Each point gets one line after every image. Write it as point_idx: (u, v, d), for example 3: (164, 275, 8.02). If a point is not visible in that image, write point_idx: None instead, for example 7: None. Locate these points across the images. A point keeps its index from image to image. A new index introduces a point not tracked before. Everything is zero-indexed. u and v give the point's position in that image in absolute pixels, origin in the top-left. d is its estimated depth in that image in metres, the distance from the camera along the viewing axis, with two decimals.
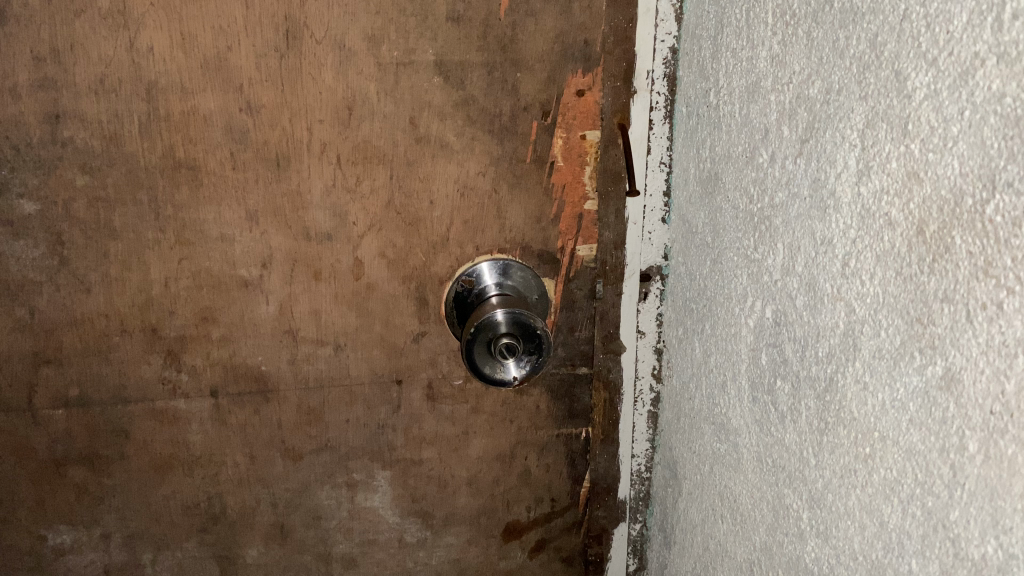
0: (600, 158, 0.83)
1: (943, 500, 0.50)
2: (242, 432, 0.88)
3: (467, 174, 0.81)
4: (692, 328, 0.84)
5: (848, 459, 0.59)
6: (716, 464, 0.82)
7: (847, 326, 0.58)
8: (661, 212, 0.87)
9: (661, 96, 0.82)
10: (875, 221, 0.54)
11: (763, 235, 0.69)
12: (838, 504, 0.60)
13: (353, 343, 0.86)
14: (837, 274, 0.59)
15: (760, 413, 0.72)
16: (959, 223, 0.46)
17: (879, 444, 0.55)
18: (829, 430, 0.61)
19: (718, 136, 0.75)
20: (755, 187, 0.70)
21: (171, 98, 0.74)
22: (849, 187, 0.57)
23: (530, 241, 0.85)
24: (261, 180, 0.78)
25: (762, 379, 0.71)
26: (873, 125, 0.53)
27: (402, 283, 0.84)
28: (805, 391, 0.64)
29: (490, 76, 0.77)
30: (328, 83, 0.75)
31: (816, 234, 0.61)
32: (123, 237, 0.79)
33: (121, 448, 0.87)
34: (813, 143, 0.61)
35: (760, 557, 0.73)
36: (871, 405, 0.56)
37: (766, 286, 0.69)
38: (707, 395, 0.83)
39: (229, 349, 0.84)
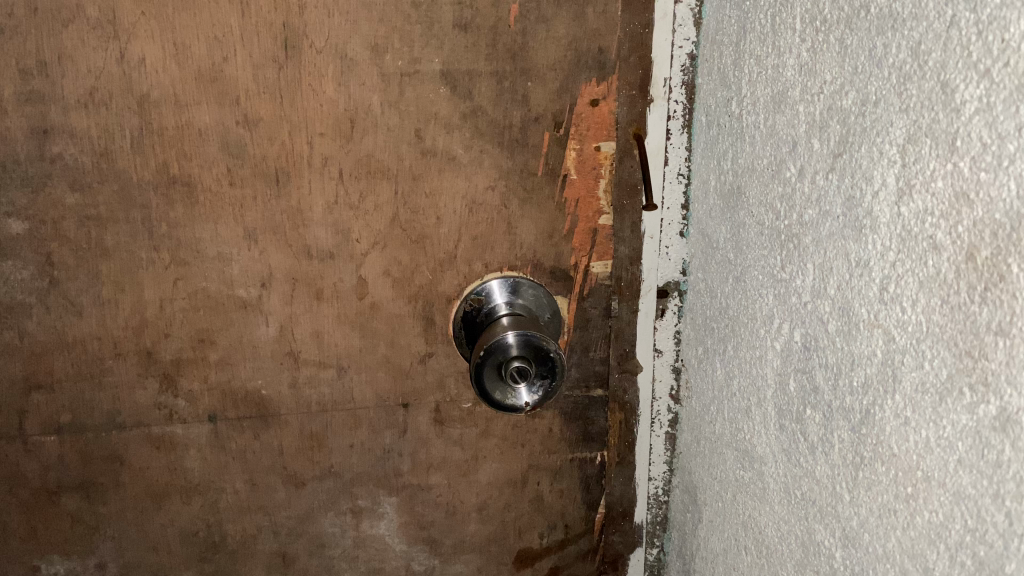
0: (614, 171, 0.78)
1: (998, 550, 0.45)
2: (241, 458, 0.84)
3: (475, 189, 0.77)
4: (713, 349, 0.80)
5: (886, 498, 0.55)
6: (739, 493, 0.78)
7: (886, 355, 0.54)
8: (680, 225, 0.83)
9: (679, 104, 0.78)
10: (918, 243, 0.50)
11: (791, 253, 0.65)
12: (876, 546, 0.56)
13: (357, 366, 0.82)
14: (874, 299, 0.55)
15: (787, 442, 0.68)
16: (1016, 250, 0.42)
17: (923, 485, 0.51)
18: (865, 465, 0.57)
19: (741, 147, 0.71)
20: (782, 203, 0.66)
21: (164, 112, 0.70)
22: (887, 207, 0.52)
23: (542, 258, 0.81)
24: (260, 197, 0.74)
25: (790, 406, 0.67)
26: (916, 140, 0.49)
27: (408, 302, 0.80)
28: (838, 421, 0.60)
29: (499, 86, 0.73)
30: (329, 95, 0.71)
31: (850, 255, 0.57)
32: (115, 257, 0.75)
33: (116, 476, 0.84)
34: (847, 157, 0.56)
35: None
36: (913, 442, 0.52)
37: (794, 308, 0.65)
38: (729, 419, 0.79)
39: (228, 373, 0.81)
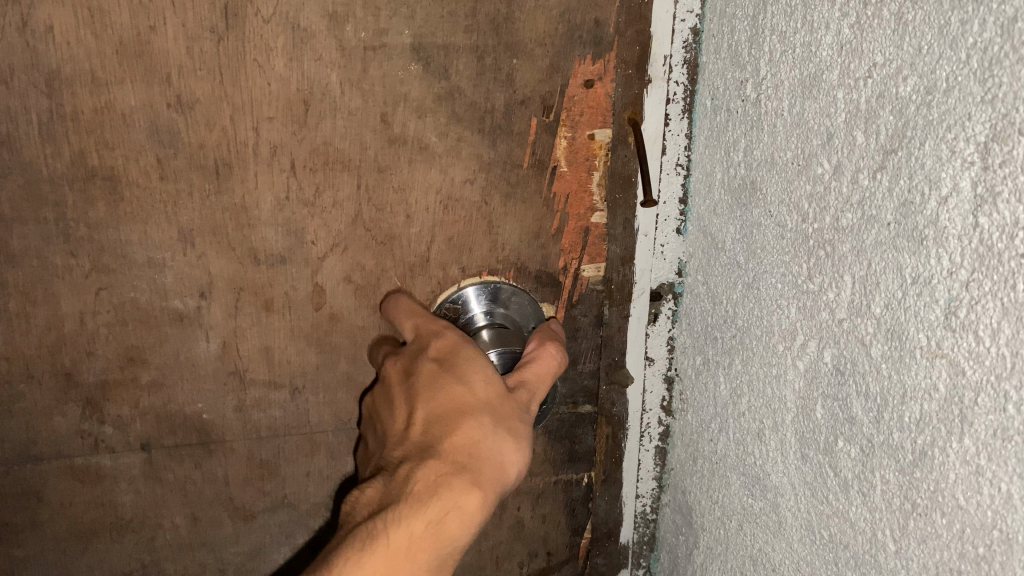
0: (610, 162, 0.68)
1: None
2: (180, 490, 0.73)
3: (451, 183, 0.66)
4: (715, 361, 0.68)
5: (948, 558, 0.42)
6: (744, 540, 0.64)
7: (951, 391, 0.41)
8: (677, 222, 0.71)
9: (679, 86, 0.67)
10: (1003, 264, 0.37)
11: (823, 262, 0.51)
12: None
13: (313, 385, 0.72)
14: (936, 325, 0.42)
15: (809, 483, 0.55)
16: None
17: (1000, 548, 0.39)
18: (919, 516, 0.44)
19: (758, 138, 0.58)
20: (810, 203, 0.52)
21: (78, 91, 0.58)
22: (962, 218, 0.39)
23: (526, 261, 0.70)
24: (197, 193, 0.63)
25: (815, 435, 0.54)
26: (1007, 137, 0.36)
27: (373, 312, 0.70)
28: (880, 457, 0.47)
29: (481, 63, 0.63)
30: (279, 71, 0.60)
31: (904, 269, 0.44)
32: (24, 264, 0.63)
33: (32, 515, 0.72)
34: (901, 157, 0.43)
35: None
36: (989, 497, 0.39)
37: (823, 325, 0.52)
38: (734, 440, 0.65)
39: (164, 397, 0.70)
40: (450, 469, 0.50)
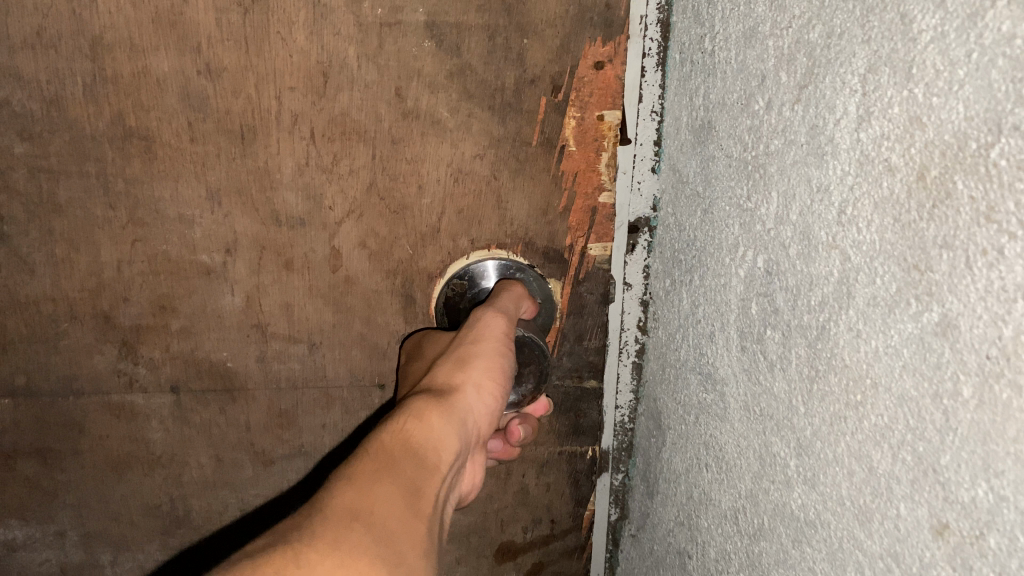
0: (619, 144, 0.69)
1: (936, 444, 0.34)
2: (206, 432, 0.79)
3: (461, 157, 0.69)
4: (679, 280, 0.67)
5: (837, 407, 0.42)
6: (699, 437, 0.64)
7: (843, 276, 0.41)
8: (653, 162, 0.70)
9: (653, 42, 0.66)
10: (874, 166, 0.38)
11: (757, 182, 0.51)
12: (826, 452, 0.44)
13: (329, 342, 0.76)
14: (831, 220, 0.42)
15: (746, 364, 0.54)
16: (962, 169, 0.32)
17: (871, 392, 0.39)
18: (819, 377, 0.44)
19: (712, 84, 0.58)
20: (749, 135, 0.52)
21: (118, 57, 0.64)
22: (848, 136, 0.40)
23: (534, 237, 0.72)
24: (223, 156, 0.68)
25: (752, 328, 0.53)
26: (875, 70, 0.37)
27: (386, 277, 0.73)
28: (794, 341, 0.47)
29: (492, 42, 0.65)
30: (300, 44, 0.64)
31: (812, 181, 0.44)
32: (69, 214, 0.69)
33: (75, 443, 0.79)
34: (813, 90, 0.43)
35: (746, 511, 0.55)
36: (864, 352, 0.39)
37: (758, 236, 0.52)
38: (693, 346, 0.64)
39: (192, 344, 0.75)
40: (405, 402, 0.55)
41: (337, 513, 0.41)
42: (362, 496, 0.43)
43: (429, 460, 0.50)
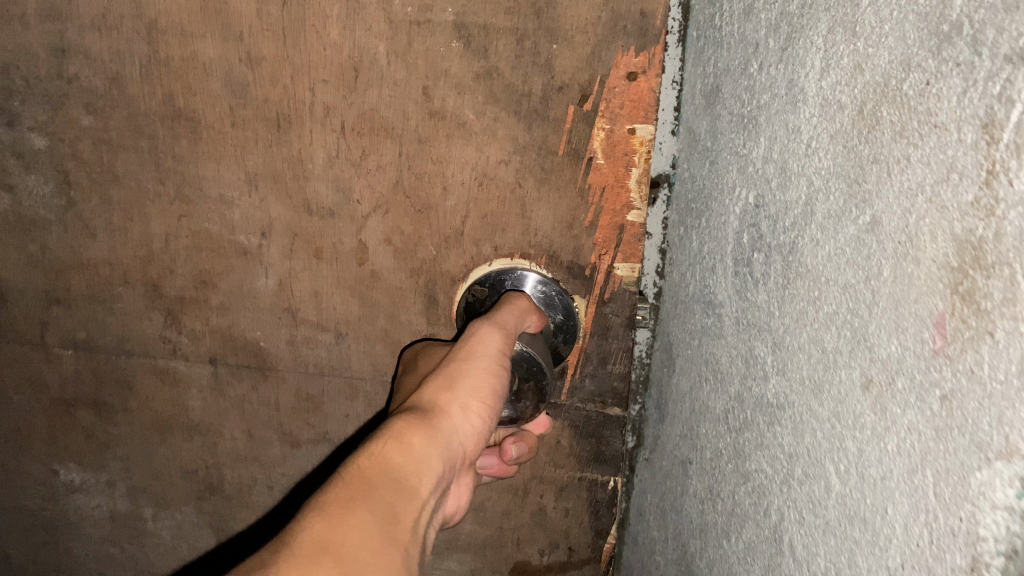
0: (650, 160, 0.65)
1: (866, 308, 0.37)
2: (239, 407, 0.82)
3: (486, 162, 0.67)
4: (683, 228, 0.65)
5: (801, 308, 0.45)
6: (695, 366, 0.63)
7: (807, 199, 0.45)
8: (673, 124, 0.65)
9: (674, 22, 0.61)
10: (829, 106, 0.41)
11: (747, 130, 0.53)
12: (791, 344, 0.46)
13: (355, 334, 0.77)
14: (801, 153, 0.45)
15: (738, 285, 0.55)
16: (886, 100, 0.36)
17: (822, 288, 0.42)
18: (787, 289, 0.47)
19: (718, 53, 0.57)
20: (745, 88, 0.53)
21: (170, 41, 0.67)
22: (813, 86, 0.43)
23: (558, 250, 0.70)
24: (261, 142, 0.70)
25: (743, 259, 0.54)
26: (834, 31, 0.41)
27: (410, 276, 0.73)
28: (772, 258, 0.49)
29: (520, 46, 0.63)
30: (333, 39, 0.65)
31: (788, 127, 0.47)
32: (125, 184, 0.74)
33: (125, 400, 0.84)
34: (793, 50, 0.46)
35: (734, 411, 0.56)
36: (820, 261, 0.43)
37: (749, 179, 0.53)
38: (694, 291, 0.63)
39: (229, 320, 0.78)
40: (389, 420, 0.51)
41: (306, 545, 0.37)
42: (337, 523, 0.39)
43: (413, 481, 0.46)
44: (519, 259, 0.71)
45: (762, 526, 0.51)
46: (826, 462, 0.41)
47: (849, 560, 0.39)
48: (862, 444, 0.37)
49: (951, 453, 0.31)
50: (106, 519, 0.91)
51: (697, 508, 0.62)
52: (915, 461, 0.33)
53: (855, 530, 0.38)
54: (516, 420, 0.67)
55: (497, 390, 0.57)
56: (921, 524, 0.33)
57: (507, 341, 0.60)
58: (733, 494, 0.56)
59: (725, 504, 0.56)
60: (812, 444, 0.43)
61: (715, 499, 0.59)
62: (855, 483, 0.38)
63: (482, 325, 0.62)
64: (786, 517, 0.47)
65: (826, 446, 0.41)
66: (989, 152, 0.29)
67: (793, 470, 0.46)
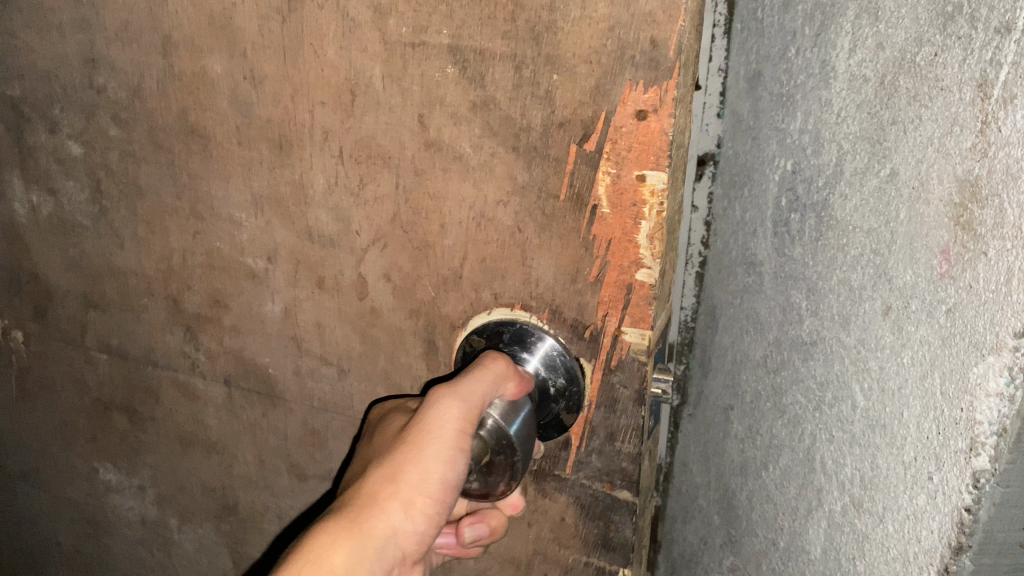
0: (662, 213, 0.56)
1: (891, 249, 0.56)
2: (251, 431, 0.80)
3: (484, 201, 0.60)
4: (731, 195, 0.85)
5: (834, 256, 0.66)
6: (744, 309, 0.85)
7: (838, 162, 0.64)
8: (718, 108, 0.84)
9: (719, 15, 0.81)
10: (857, 80, 0.61)
11: (789, 108, 0.73)
12: (828, 280, 0.67)
13: (356, 372, 0.72)
14: (832, 123, 0.66)
15: (778, 243, 0.77)
16: (904, 71, 0.53)
17: (849, 233, 0.63)
18: (824, 240, 0.67)
19: (760, 42, 0.77)
20: (794, 68, 0.72)
21: (183, 55, 0.66)
22: (843, 63, 0.63)
23: (562, 306, 0.61)
24: (265, 163, 0.66)
25: (782, 218, 0.76)
26: (857, 24, 0.61)
27: (409, 317, 0.67)
28: (807, 216, 0.71)
29: (518, 74, 0.56)
30: (330, 58, 0.60)
31: (821, 100, 0.67)
32: (147, 197, 0.73)
33: (153, 410, 0.84)
34: (823, 35, 0.66)
35: (773, 352, 0.78)
36: (854, 207, 0.62)
37: (791, 146, 0.73)
38: (744, 241, 0.84)
39: (239, 342, 0.76)
40: (315, 527, 0.50)
41: None
42: None
43: None
44: (518, 311, 0.63)
45: (797, 451, 0.73)
46: (852, 384, 0.62)
47: (870, 461, 0.58)
48: (883, 362, 0.56)
49: (954, 355, 0.47)
50: (139, 523, 0.92)
51: (738, 447, 0.88)
52: (926, 369, 0.50)
53: (878, 436, 0.57)
54: (490, 493, 0.59)
55: (449, 480, 0.53)
56: (930, 420, 0.50)
57: (468, 419, 0.53)
58: (769, 428, 0.79)
59: (765, 438, 0.80)
60: (841, 370, 0.64)
61: (755, 436, 0.84)
62: (878, 395, 0.57)
63: (441, 392, 0.54)
64: (817, 437, 0.68)
65: (852, 369, 0.61)
66: (982, 105, 0.44)
67: (824, 395, 0.67)
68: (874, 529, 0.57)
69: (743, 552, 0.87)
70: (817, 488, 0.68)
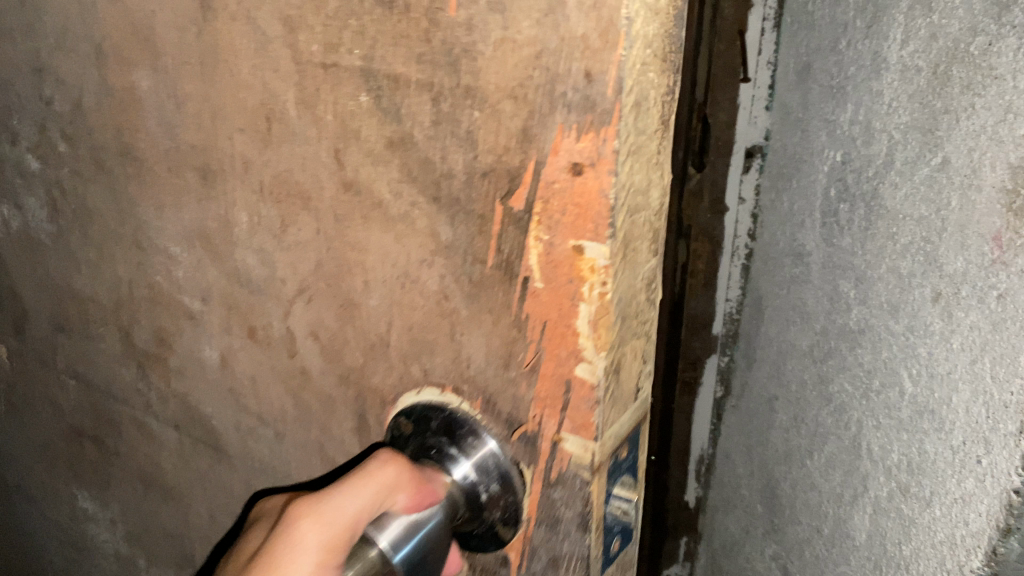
0: (603, 295, 0.43)
1: (939, 242, 0.65)
2: (201, 482, 0.72)
3: (406, 259, 0.49)
4: (785, 189, 0.98)
5: (883, 243, 0.74)
6: (795, 292, 0.95)
7: (889, 150, 0.73)
8: (767, 102, 1.02)
9: (770, 10, 0.99)
10: (900, 66, 0.71)
11: (841, 99, 0.82)
12: (879, 269, 0.75)
13: (292, 437, 0.62)
14: (884, 115, 0.74)
15: (826, 233, 0.86)
16: (955, 60, 0.62)
17: (898, 222, 0.72)
18: (873, 227, 0.76)
19: (809, 38, 0.91)
20: (845, 64, 0.82)
21: (113, 67, 0.58)
22: (896, 54, 0.72)
23: (495, 395, 0.49)
24: (193, 193, 0.58)
25: (834, 207, 0.84)
26: (907, 26, 0.70)
27: (339, 384, 0.57)
28: (857, 206, 0.79)
29: (436, 108, 0.44)
30: (245, 78, 0.51)
31: (872, 90, 0.76)
32: (95, 220, 0.67)
33: (116, 444, 0.78)
34: (872, 30, 0.76)
35: (819, 343, 0.87)
36: (903, 195, 0.71)
37: (842, 137, 0.82)
38: (795, 235, 0.95)
39: (184, 387, 0.68)
40: None
41: None
42: None
43: None
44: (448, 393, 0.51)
45: (843, 436, 0.82)
46: (900, 371, 0.70)
47: (918, 450, 0.67)
48: (932, 348, 0.65)
49: (1008, 340, 0.55)
50: (113, 558, 0.87)
51: (783, 432, 0.98)
52: (977, 355, 0.59)
53: (925, 420, 0.66)
54: None
55: None
56: (979, 405, 0.58)
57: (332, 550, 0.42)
58: (814, 417, 0.89)
59: (811, 425, 0.90)
60: (886, 356, 0.73)
61: (797, 424, 0.94)
62: (925, 382, 0.66)
63: (302, 513, 0.43)
64: (863, 423, 0.77)
65: (899, 352, 0.70)
66: None
67: (871, 383, 0.76)
68: (919, 515, 0.67)
69: (788, 541, 0.97)
70: (863, 475, 0.78)
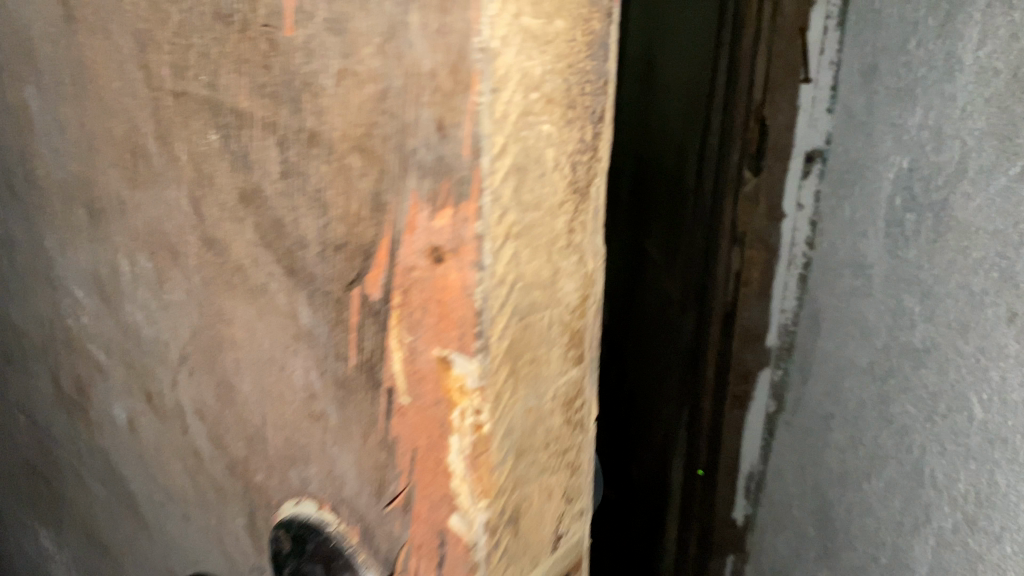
0: (472, 430, 0.31)
1: None
2: (128, 546, 0.64)
3: (270, 342, 0.38)
4: (843, 194, 0.76)
5: (960, 260, 0.61)
6: (851, 315, 0.75)
7: (960, 158, 0.60)
8: (829, 103, 0.78)
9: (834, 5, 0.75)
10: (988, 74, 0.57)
11: (905, 98, 0.66)
12: (946, 285, 0.63)
13: (197, 521, 0.52)
14: (957, 118, 0.61)
15: (891, 245, 0.69)
16: None
17: (971, 236, 0.60)
18: (942, 239, 0.63)
19: (877, 34, 0.70)
20: (912, 52, 0.66)
21: (9, 83, 0.50)
22: (971, 54, 0.59)
23: (370, 526, 0.38)
24: (85, 231, 0.49)
25: (896, 217, 0.68)
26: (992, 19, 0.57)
27: (228, 473, 0.47)
28: (924, 220, 0.65)
29: (283, 157, 0.33)
30: (110, 103, 0.42)
31: (945, 94, 0.62)
32: (17, 251, 0.59)
33: (60, 489, 0.71)
34: (950, 26, 0.61)
35: (881, 360, 0.70)
36: (980, 210, 0.58)
37: (908, 143, 0.66)
38: (853, 242, 0.75)
39: (104, 443, 0.60)
40: None
41: None
42: None
43: None
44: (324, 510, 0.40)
45: (906, 463, 0.68)
46: (969, 396, 0.60)
47: (988, 479, 0.59)
48: None
49: None
50: None
51: (837, 457, 0.78)
52: None
53: (997, 448, 0.58)
54: None
55: None
56: None
57: None
58: (875, 438, 0.72)
59: (868, 447, 0.73)
60: (957, 378, 0.61)
61: (856, 446, 0.75)
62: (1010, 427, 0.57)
63: None
64: (927, 447, 0.65)
65: (970, 380, 0.60)
66: None
67: (936, 407, 0.64)
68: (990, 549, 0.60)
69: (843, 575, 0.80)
70: (924, 504, 0.67)
